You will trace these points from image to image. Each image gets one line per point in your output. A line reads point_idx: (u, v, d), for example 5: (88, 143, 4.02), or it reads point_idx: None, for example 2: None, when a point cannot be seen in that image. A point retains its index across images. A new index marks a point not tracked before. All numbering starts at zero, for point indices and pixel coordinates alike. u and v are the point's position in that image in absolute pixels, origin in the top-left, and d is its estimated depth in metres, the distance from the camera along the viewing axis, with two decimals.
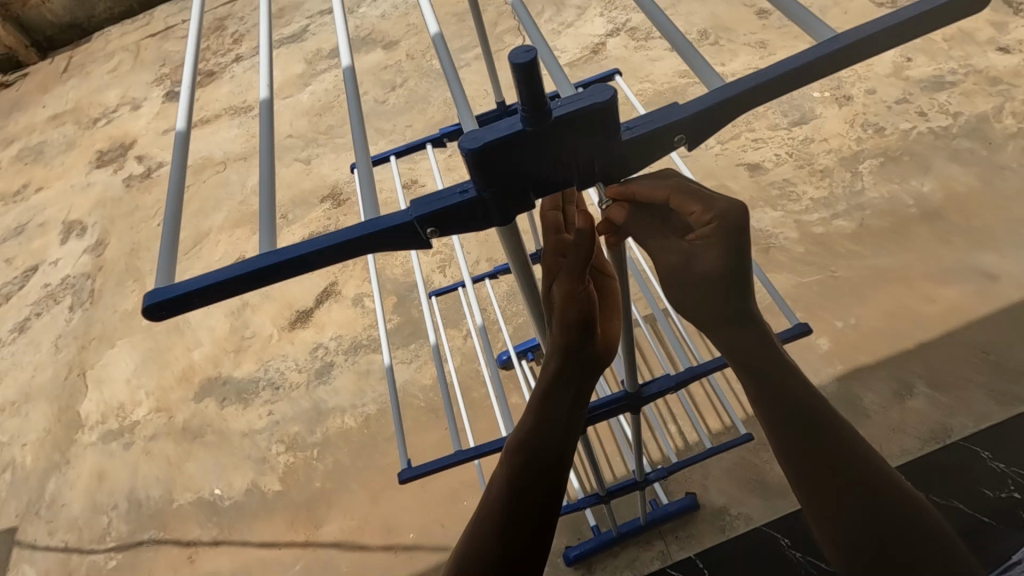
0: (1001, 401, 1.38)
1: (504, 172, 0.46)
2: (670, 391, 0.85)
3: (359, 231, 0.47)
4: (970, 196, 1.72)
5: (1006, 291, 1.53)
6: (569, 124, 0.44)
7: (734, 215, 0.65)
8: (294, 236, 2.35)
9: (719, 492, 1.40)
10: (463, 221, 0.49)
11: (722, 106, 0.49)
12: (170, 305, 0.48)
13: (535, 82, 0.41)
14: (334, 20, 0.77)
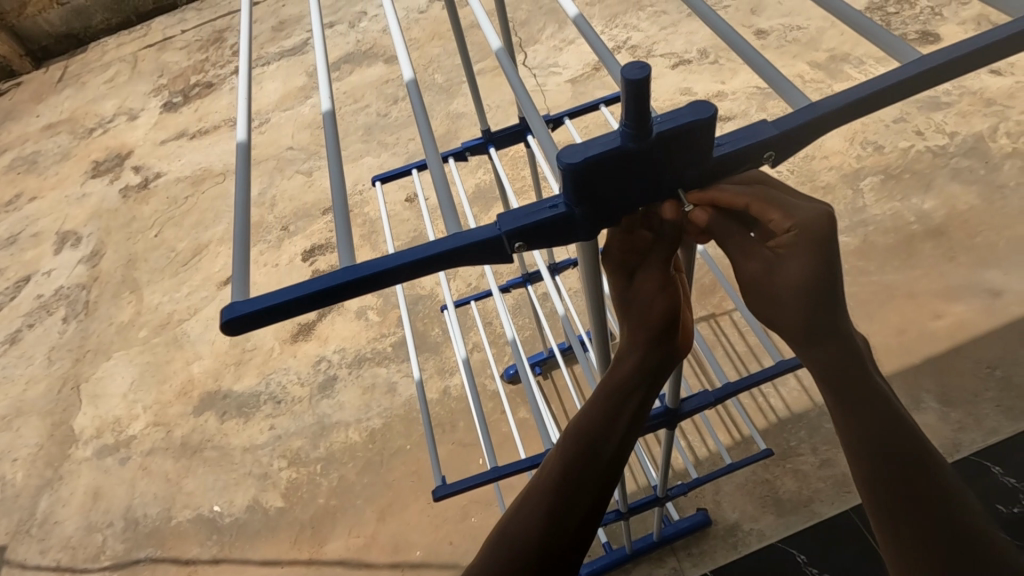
0: (1010, 416, 1.39)
1: (599, 188, 0.46)
2: (708, 408, 0.86)
3: (447, 247, 0.47)
4: (970, 214, 1.75)
5: (1010, 308, 1.55)
6: (667, 142, 0.45)
7: (827, 220, 0.51)
8: (296, 248, 2.33)
9: (732, 508, 1.40)
10: (550, 237, 0.49)
11: (806, 125, 0.49)
12: (256, 319, 0.47)
13: (641, 99, 0.41)
14: (392, 35, 0.80)
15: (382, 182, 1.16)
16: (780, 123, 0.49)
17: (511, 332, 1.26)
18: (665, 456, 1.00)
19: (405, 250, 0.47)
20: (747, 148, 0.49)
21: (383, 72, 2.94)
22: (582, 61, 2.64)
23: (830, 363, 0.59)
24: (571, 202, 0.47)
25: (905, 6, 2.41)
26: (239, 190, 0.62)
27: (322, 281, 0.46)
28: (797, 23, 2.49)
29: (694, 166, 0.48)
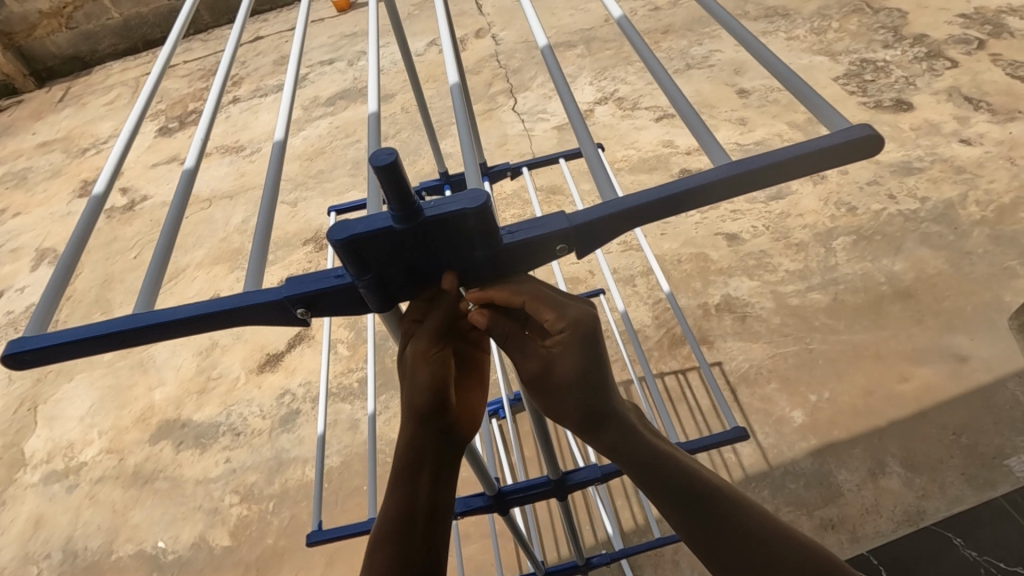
0: (975, 485, 1.37)
1: (377, 262, 0.47)
2: (595, 482, 0.80)
3: (227, 305, 0.48)
4: (938, 278, 1.77)
5: (976, 374, 1.55)
6: (439, 227, 0.46)
7: (588, 329, 0.52)
8: (273, 277, 2.32)
9: (690, 569, 1.35)
10: (335, 303, 0.50)
11: (602, 219, 0.48)
12: (34, 356, 0.49)
13: (396, 189, 0.42)
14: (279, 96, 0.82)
15: (339, 212, 1.16)
16: (575, 216, 0.49)
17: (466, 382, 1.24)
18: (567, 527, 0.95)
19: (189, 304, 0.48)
20: (533, 239, 0.49)
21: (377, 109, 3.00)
22: None
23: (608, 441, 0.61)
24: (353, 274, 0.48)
25: (881, 74, 2.51)
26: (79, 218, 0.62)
27: (105, 328, 0.48)
28: (778, 85, 2.58)
29: (476, 250, 0.49)
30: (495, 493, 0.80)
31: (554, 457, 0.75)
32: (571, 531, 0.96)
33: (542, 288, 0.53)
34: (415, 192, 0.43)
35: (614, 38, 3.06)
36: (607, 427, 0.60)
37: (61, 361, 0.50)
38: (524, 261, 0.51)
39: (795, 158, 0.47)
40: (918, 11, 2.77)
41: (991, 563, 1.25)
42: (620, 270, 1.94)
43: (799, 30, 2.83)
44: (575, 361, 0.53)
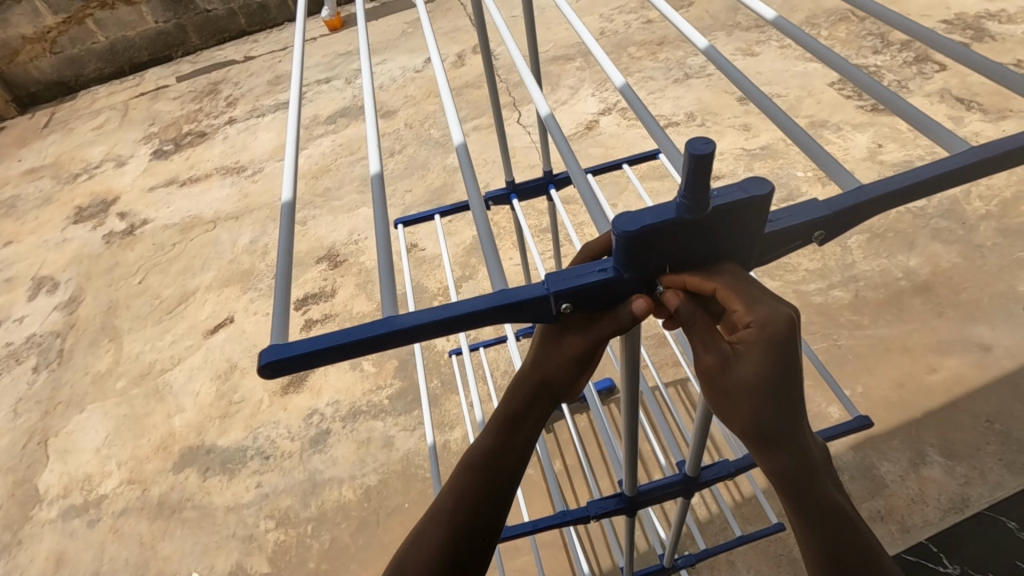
0: (1014, 470, 1.40)
1: (652, 256, 0.46)
2: (727, 477, 0.82)
3: (496, 301, 0.46)
4: (954, 271, 1.82)
5: (1001, 362, 1.60)
6: (726, 214, 0.44)
7: (781, 338, 0.44)
8: None
9: (748, 568, 1.35)
10: (597, 299, 0.48)
11: (861, 205, 0.49)
12: (292, 363, 0.46)
13: (697, 182, 0.41)
14: (446, 105, 0.81)
15: (404, 225, 1.16)
16: (832, 202, 0.49)
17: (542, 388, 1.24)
18: (675, 528, 0.96)
19: (456, 302, 0.46)
20: (798, 226, 0.48)
21: (379, 126, 3.00)
22: (575, 120, 2.75)
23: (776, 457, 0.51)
24: (620, 266, 0.47)
25: (874, 79, 2.60)
26: (282, 235, 0.61)
27: (370, 328, 0.45)
28: (776, 91, 2.65)
29: (746, 239, 0.47)
30: (632, 494, 0.81)
31: (699, 458, 0.76)
32: (674, 530, 0.97)
33: (739, 280, 0.47)
34: (711, 185, 0.42)
35: (611, 50, 3.12)
36: (781, 450, 0.51)
37: (316, 369, 0.47)
38: (773, 253, 0.50)
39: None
40: None
41: None
42: None
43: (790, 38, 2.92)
44: (757, 369, 0.46)
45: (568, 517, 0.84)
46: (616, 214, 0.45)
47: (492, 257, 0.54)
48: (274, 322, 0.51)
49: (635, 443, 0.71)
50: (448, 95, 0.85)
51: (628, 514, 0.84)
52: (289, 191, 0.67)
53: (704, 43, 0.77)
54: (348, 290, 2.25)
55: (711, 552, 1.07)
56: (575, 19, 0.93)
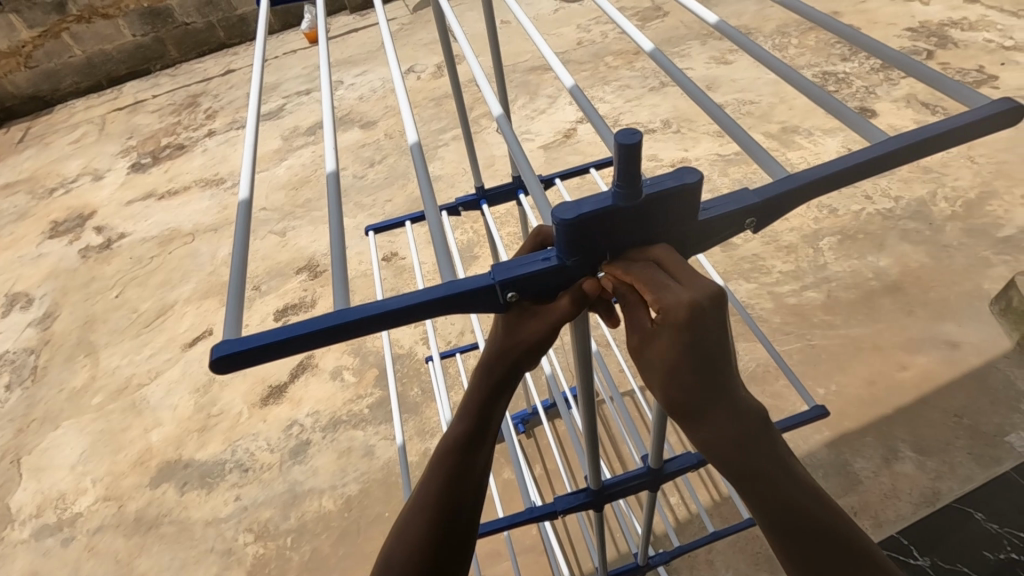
0: (983, 463, 1.43)
1: (592, 244, 0.47)
2: (691, 469, 0.83)
3: (443, 292, 0.47)
4: (922, 271, 1.87)
5: (968, 359, 1.64)
6: (659, 203, 0.45)
7: (694, 311, 0.43)
8: (268, 307, 2.26)
9: (726, 566, 1.37)
10: (543, 288, 0.50)
11: (790, 193, 0.51)
12: (244, 358, 0.46)
13: (628, 169, 0.42)
14: (400, 104, 0.81)
15: (376, 232, 1.17)
16: (762, 191, 0.51)
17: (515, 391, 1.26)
18: (644, 525, 0.97)
19: (405, 295, 0.47)
20: (731, 213, 0.50)
21: (360, 136, 3.01)
22: (554, 129, 2.79)
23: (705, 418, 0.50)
24: (563, 254, 0.48)
25: (842, 85, 2.67)
26: (238, 233, 0.61)
27: (320, 322, 0.46)
28: (749, 98, 2.70)
29: (683, 225, 0.48)
30: (597, 487, 0.81)
31: (659, 450, 0.77)
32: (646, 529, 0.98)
33: (658, 259, 0.46)
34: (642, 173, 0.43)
35: (589, 60, 3.17)
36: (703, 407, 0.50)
37: (269, 362, 0.47)
38: (711, 239, 0.51)
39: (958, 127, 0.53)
40: (869, 27, 2.97)
41: (1013, 534, 1.29)
42: None
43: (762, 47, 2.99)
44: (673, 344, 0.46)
45: (533, 514, 0.84)
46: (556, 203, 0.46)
47: (444, 253, 0.55)
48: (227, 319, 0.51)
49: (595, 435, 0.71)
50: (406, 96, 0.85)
51: (595, 509, 0.85)
52: (246, 192, 0.67)
53: (651, 46, 0.77)
54: (328, 299, 2.25)
55: (684, 548, 1.07)
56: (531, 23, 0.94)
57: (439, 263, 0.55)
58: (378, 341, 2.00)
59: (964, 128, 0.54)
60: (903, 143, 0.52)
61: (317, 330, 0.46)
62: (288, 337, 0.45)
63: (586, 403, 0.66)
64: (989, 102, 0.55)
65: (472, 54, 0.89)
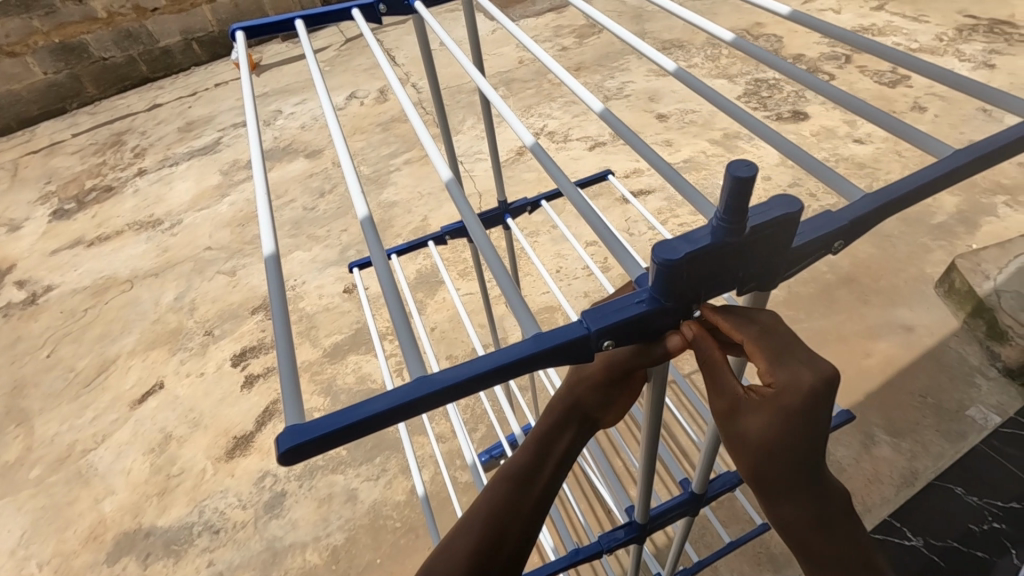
0: (950, 438, 1.51)
1: (691, 283, 0.46)
2: (728, 491, 0.88)
3: (538, 346, 0.45)
4: (871, 261, 1.98)
5: (923, 340, 1.74)
6: (759, 234, 0.45)
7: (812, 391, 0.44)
8: (223, 352, 2.12)
9: (730, 571, 1.37)
10: (638, 331, 0.48)
11: (872, 212, 0.52)
12: (330, 439, 0.42)
13: (738, 205, 0.41)
14: (415, 125, 0.74)
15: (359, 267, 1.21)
16: (849, 211, 0.51)
17: (512, 421, 1.23)
18: (673, 549, 1.00)
19: (496, 353, 0.45)
20: (821, 238, 0.50)
21: (306, 166, 2.92)
22: (506, 147, 2.79)
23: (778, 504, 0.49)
24: (659, 296, 0.47)
25: (774, 91, 2.81)
26: (273, 289, 0.56)
27: (408, 391, 0.43)
28: (691, 108, 2.82)
29: (775, 253, 0.48)
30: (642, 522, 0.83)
31: (704, 481, 0.80)
32: (674, 553, 1.00)
33: (773, 333, 0.47)
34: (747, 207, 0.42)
35: (532, 78, 3.22)
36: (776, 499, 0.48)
37: (354, 441, 0.43)
38: (800, 264, 0.51)
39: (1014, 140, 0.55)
40: (791, 35, 3.16)
41: (992, 504, 1.36)
42: (591, 294, 2.02)
43: (696, 58, 3.12)
44: (769, 425, 0.45)
45: (582, 554, 0.86)
46: (655, 242, 0.46)
47: (514, 298, 0.53)
48: (288, 395, 0.46)
49: (651, 474, 0.71)
50: (413, 112, 0.78)
51: (637, 543, 0.86)
52: (272, 246, 0.61)
53: (674, 66, 0.77)
54: None
55: (707, 563, 1.14)
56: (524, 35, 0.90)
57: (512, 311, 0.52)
58: (349, 378, 1.95)
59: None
60: (970, 157, 0.54)
61: (406, 401, 0.43)
62: (375, 412, 0.43)
63: (647, 445, 0.66)
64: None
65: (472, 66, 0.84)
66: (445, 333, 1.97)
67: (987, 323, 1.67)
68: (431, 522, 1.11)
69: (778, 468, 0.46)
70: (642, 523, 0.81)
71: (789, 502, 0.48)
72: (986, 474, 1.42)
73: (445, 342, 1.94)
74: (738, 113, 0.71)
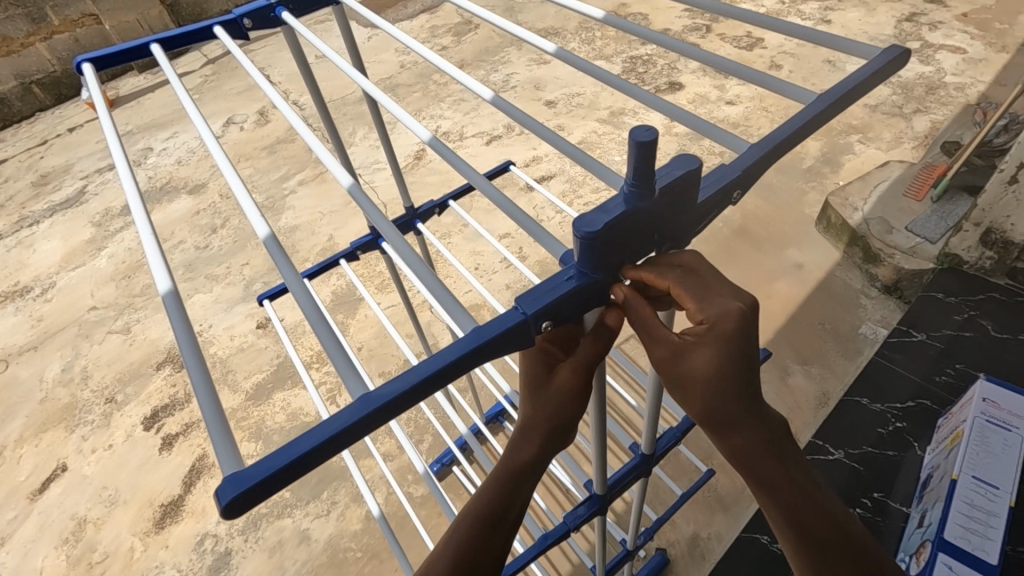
0: (849, 355, 1.70)
1: (614, 252, 0.48)
2: (675, 444, 0.92)
3: (477, 339, 0.45)
4: (759, 210, 2.15)
5: (814, 274, 1.92)
6: (668, 195, 0.48)
7: (737, 324, 0.46)
8: (131, 418, 1.93)
9: (686, 522, 1.44)
10: (573, 306, 0.50)
11: (759, 161, 0.56)
12: (278, 478, 0.40)
13: (646, 169, 0.44)
14: (306, 137, 0.71)
15: (269, 298, 1.14)
16: (739, 162, 0.55)
17: (455, 421, 1.21)
18: (634, 512, 1.03)
19: (437, 354, 0.45)
20: (719, 191, 0.53)
21: (191, 203, 2.71)
22: (403, 152, 2.75)
23: (721, 426, 0.50)
24: (587, 269, 0.49)
25: (649, 66, 2.96)
26: (180, 333, 0.51)
27: (354, 411, 0.42)
28: (576, 91, 2.92)
29: (683, 213, 0.51)
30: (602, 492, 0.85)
31: (652, 440, 0.83)
32: (635, 519, 1.04)
33: (691, 272, 0.50)
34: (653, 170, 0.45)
35: (417, 81, 3.19)
36: (727, 426, 0.51)
37: (307, 472, 0.42)
38: (706, 219, 0.55)
39: (867, 78, 0.61)
40: (654, 12, 3.34)
41: (893, 408, 1.48)
42: (513, 285, 2.05)
43: (573, 42, 3.22)
44: (708, 357, 0.47)
45: (550, 538, 0.87)
46: (574, 218, 0.48)
47: (448, 301, 0.53)
48: (221, 449, 0.43)
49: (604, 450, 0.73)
50: (301, 122, 0.74)
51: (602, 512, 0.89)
52: (168, 286, 0.56)
53: (554, 48, 0.78)
54: None
55: (663, 520, 1.18)
56: (400, 32, 0.88)
57: (446, 307, 0.52)
58: (279, 417, 1.85)
59: (875, 76, 0.62)
60: (832, 100, 0.59)
61: (351, 423, 0.41)
62: (320, 440, 0.41)
63: (596, 425, 0.68)
64: (883, 50, 0.63)
65: (354, 69, 0.81)
66: (375, 350, 1.93)
67: (862, 249, 1.87)
68: (393, 543, 1.08)
69: (713, 401, 0.49)
70: (602, 496, 0.83)
71: (731, 425, 0.50)
72: (884, 378, 1.54)
73: (376, 359, 1.89)
74: (625, 87, 0.74)
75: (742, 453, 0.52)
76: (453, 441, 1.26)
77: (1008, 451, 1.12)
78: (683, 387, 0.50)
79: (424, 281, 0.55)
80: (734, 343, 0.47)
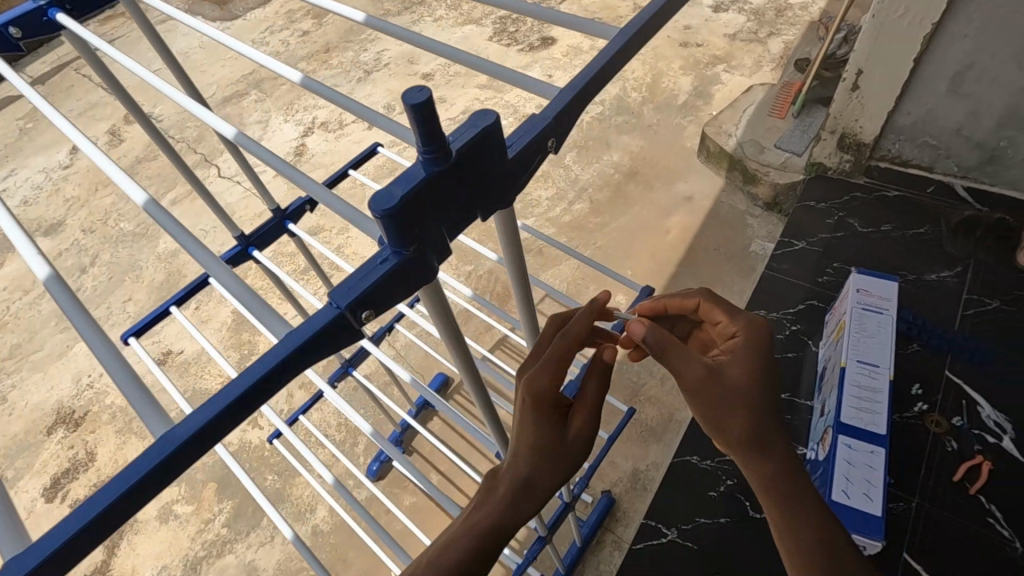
0: (744, 273, 1.82)
1: (423, 226, 0.45)
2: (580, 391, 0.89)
3: (286, 349, 0.43)
4: (644, 152, 2.23)
5: (703, 203, 2.02)
6: (468, 157, 0.45)
7: (756, 331, 0.72)
8: (29, 492, 1.75)
9: (625, 459, 1.51)
10: (395, 290, 0.47)
11: (571, 104, 0.54)
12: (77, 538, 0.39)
13: (429, 135, 0.41)
14: (107, 169, 0.69)
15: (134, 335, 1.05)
16: (547, 111, 0.53)
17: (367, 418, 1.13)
18: None
19: (240, 375, 0.43)
20: (529, 145, 0.51)
21: (50, 245, 2.43)
22: (282, 150, 2.59)
23: (748, 419, 0.67)
24: (399, 247, 0.45)
25: (519, 24, 2.95)
26: None
27: (154, 454, 0.40)
28: (451, 60, 2.86)
29: (493, 172, 0.49)
30: None
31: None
32: None
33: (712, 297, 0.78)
34: (442, 133, 0.42)
35: (283, 73, 2.99)
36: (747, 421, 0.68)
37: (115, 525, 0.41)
38: (525, 174, 0.53)
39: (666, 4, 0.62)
40: None
41: (787, 314, 1.59)
42: None
43: (440, 10, 3.14)
44: (740, 360, 0.69)
45: None
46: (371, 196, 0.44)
47: (285, 329, 0.53)
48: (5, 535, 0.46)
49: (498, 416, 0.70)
50: (103, 154, 0.71)
51: None
52: None
53: (364, 15, 0.74)
54: (111, 440, 1.82)
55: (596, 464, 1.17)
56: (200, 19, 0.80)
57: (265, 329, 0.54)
58: None
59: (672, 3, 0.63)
60: (637, 29, 0.59)
61: (167, 457, 0.40)
62: (119, 491, 0.40)
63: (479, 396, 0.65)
64: None
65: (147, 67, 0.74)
66: None
67: (741, 172, 1.98)
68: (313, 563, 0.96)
69: (742, 399, 0.67)
70: None
71: (752, 418, 0.68)
72: (774, 288, 1.65)
73: (294, 372, 1.81)
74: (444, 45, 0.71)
75: (757, 443, 0.68)
76: (373, 433, 1.25)
77: (883, 330, 1.24)
78: (724, 390, 0.67)
79: (266, 324, 0.55)
80: (754, 355, 0.69)
